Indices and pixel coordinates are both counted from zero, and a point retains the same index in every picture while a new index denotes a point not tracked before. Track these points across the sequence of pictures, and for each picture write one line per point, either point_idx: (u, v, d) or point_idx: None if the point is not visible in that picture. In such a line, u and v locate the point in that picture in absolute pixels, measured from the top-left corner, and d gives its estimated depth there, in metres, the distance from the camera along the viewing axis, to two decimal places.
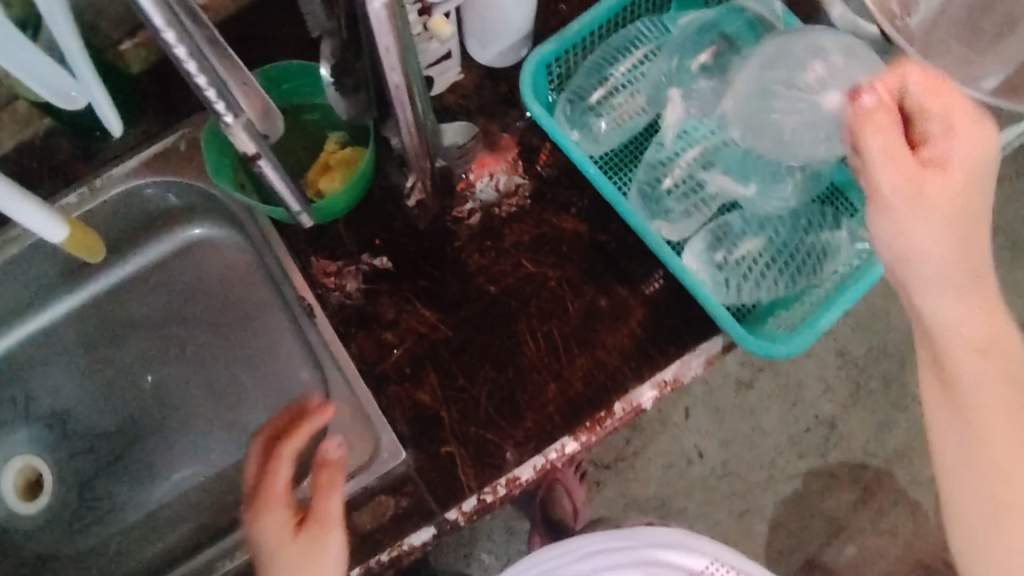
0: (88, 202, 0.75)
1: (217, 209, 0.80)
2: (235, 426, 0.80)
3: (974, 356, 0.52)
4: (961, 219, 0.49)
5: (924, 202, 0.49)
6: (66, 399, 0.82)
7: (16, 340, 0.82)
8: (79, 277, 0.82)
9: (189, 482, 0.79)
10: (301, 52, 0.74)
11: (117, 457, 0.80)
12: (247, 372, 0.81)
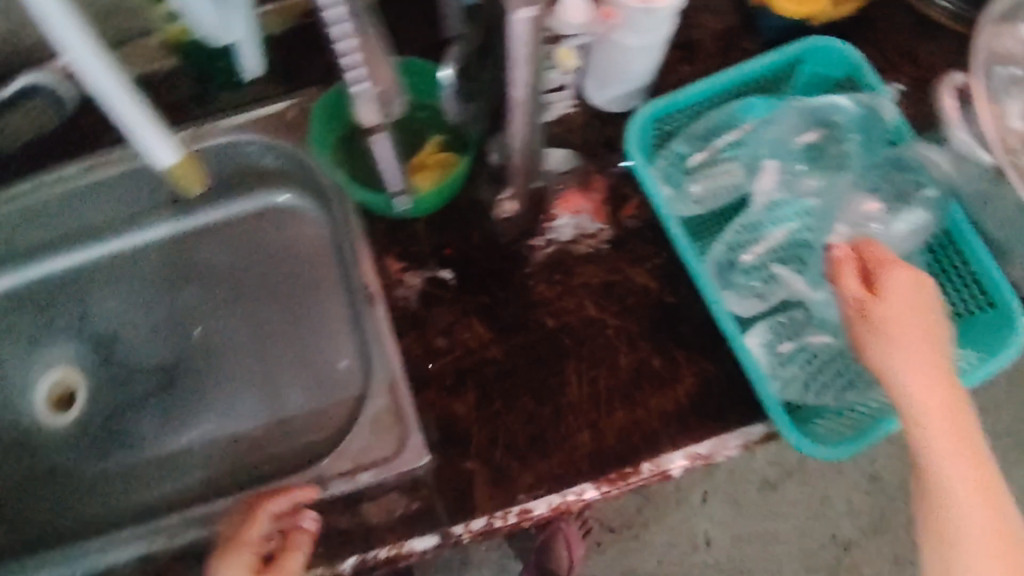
0: (189, 144, 0.77)
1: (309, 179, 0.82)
2: (271, 389, 0.81)
3: (953, 475, 0.56)
4: (921, 325, 0.59)
5: (892, 331, 0.58)
6: (120, 324, 0.85)
7: (89, 257, 0.85)
8: (164, 212, 0.86)
9: (213, 433, 0.80)
10: (427, 53, 0.77)
11: (153, 391, 0.82)
12: (295, 344, 0.82)
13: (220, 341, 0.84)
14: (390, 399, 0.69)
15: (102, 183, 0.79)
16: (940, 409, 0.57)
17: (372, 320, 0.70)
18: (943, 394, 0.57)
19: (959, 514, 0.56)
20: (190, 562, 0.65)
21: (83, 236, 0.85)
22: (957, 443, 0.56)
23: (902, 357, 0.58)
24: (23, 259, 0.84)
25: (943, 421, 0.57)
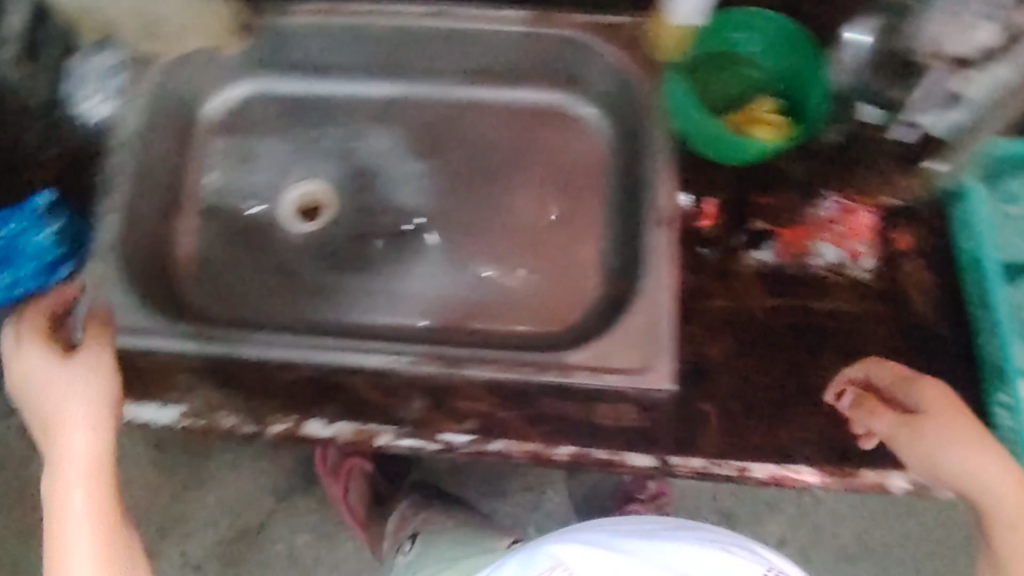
0: (518, 26, 0.79)
1: (626, 105, 0.80)
2: (506, 272, 0.80)
3: None
4: (910, 382, 0.63)
5: (947, 438, 0.59)
6: (379, 163, 0.86)
7: (376, 92, 0.87)
8: (463, 78, 0.85)
9: (440, 290, 0.80)
10: (781, 22, 0.76)
11: (389, 235, 0.82)
12: (538, 239, 0.81)
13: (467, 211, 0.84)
14: (649, 319, 0.69)
15: (429, 31, 0.80)
16: (961, 425, 0.59)
17: (654, 242, 0.71)
18: (950, 416, 0.60)
19: None
20: (424, 389, 0.69)
21: (375, 69, 0.85)
22: (971, 454, 0.58)
23: (940, 430, 0.59)
24: (310, 71, 0.85)
25: (965, 459, 0.58)
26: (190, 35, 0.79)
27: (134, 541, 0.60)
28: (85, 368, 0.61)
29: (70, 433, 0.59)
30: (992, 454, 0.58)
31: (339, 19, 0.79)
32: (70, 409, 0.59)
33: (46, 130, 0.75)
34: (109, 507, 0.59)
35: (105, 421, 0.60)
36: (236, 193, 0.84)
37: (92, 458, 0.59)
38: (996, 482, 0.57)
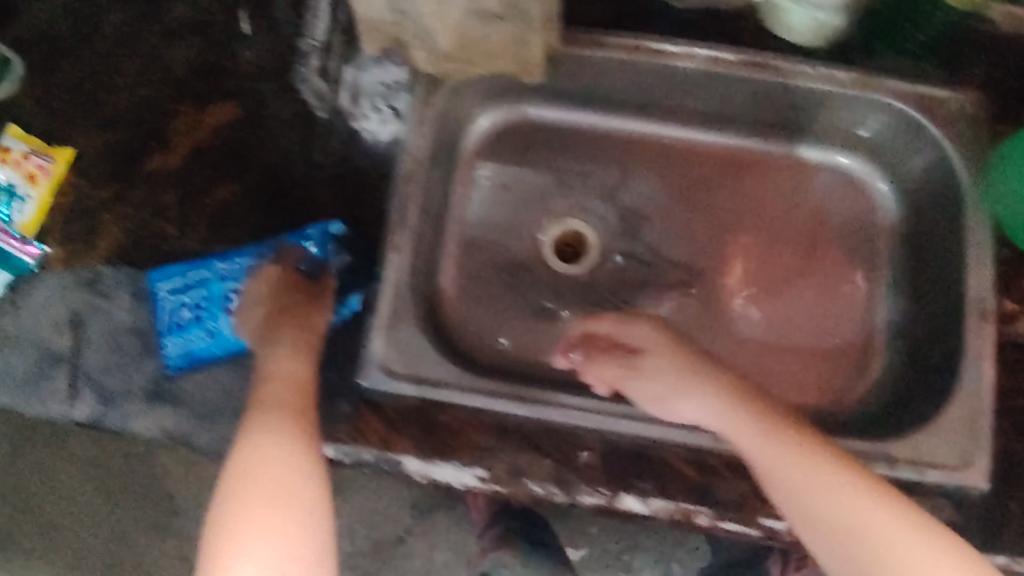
0: (828, 87, 0.70)
1: (937, 194, 0.72)
2: (784, 343, 0.76)
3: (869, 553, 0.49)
4: (733, 395, 0.62)
5: (801, 472, 0.54)
6: (651, 207, 0.79)
7: (651, 134, 0.78)
8: (749, 128, 0.77)
9: (719, 352, 0.75)
10: None
11: (662, 286, 0.78)
12: (813, 305, 0.77)
13: (743, 269, 0.78)
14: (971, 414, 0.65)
15: (727, 82, 0.71)
16: (810, 445, 0.56)
17: (976, 337, 0.66)
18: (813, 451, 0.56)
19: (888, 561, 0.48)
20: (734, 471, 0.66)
21: (657, 107, 0.76)
22: (845, 494, 0.52)
23: (784, 451, 0.56)
24: (582, 101, 0.76)
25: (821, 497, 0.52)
26: (494, 62, 0.68)
27: (320, 483, 0.54)
28: (285, 349, 0.63)
29: (254, 415, 0.58)
30: (874, 500, 0.51)
31: (645, 59, 0.69)
32: (285, 377, 0.61)
33: (330, 147, 0.71)
34: (297, 459, 0.54)
35: (299, 433, 0.55)
36: (497, 227, 0.78)
37: (295, 384, 0.60)
38: (836, 484, 0.53)
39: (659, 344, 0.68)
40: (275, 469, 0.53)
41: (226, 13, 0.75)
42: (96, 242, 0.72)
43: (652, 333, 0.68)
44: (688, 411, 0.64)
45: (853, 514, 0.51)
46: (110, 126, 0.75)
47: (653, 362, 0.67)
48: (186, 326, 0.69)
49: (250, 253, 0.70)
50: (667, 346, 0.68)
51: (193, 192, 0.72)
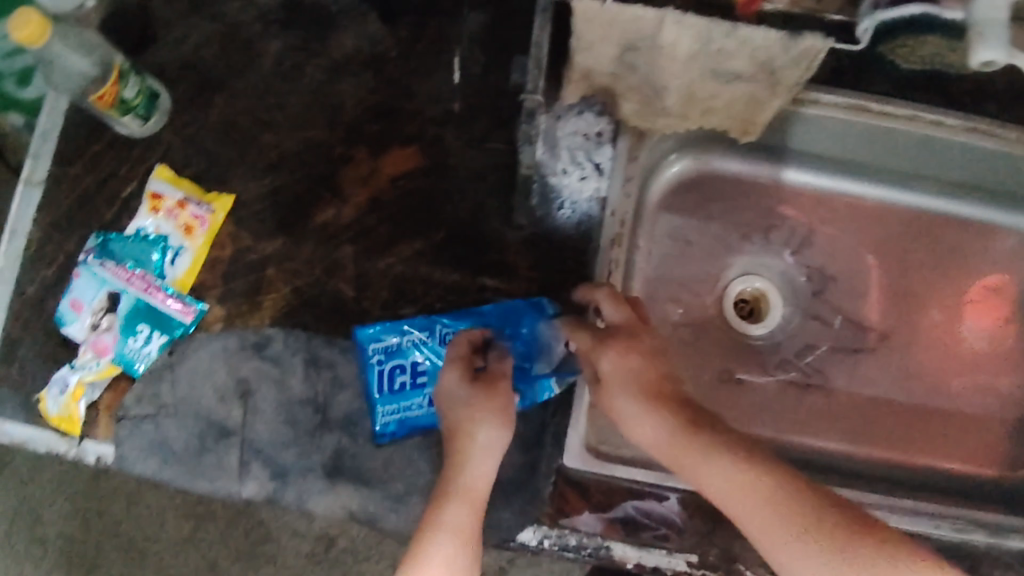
0: None
1: None
2: (965, 412, 0.75)
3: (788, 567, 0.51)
4: (715, 483, 0.55)
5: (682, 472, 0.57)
6: (832, 264, 0.76)
7: (842, 191, 0.75)
8: (946, 191, 0.74)
9: (900, 418, 0.74)
10: None
11: (844, 348, 0.75)
12: (993, 372, 0.75)
13: (925, 331, 0.76)
14: None
15: (937, 141, 0.68)
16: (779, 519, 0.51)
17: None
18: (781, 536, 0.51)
19: None
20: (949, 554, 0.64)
21: (848, 163, 0.73)
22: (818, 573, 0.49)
23: (784, 544, 0.51)
24: (776, 154, 0.73)
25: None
26: (711, 118, 0.65)
27: None
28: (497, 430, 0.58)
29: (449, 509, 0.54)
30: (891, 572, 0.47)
31: (865, 119, 0.67)
32: (471, 493, 0.55)
33: (529, 209, 0.65)
34: None
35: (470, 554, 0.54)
36: (675, 283, 0.74)
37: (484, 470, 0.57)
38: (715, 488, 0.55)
39: (669, 445, 0.57)
40: None
41: (404, 49, 0.69)
42: (261, 301, 0.66)
43: (660, 430, 0.58)
44: (708, 487, 0.55)
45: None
46: (272, 171, 0.68)
47: (692, 467, 0.56)
48: (405, 393, 0.64)
49: (470, 319, 0.64)
50: (637, 385, 0.59)
51: (370, 250, 0.66)
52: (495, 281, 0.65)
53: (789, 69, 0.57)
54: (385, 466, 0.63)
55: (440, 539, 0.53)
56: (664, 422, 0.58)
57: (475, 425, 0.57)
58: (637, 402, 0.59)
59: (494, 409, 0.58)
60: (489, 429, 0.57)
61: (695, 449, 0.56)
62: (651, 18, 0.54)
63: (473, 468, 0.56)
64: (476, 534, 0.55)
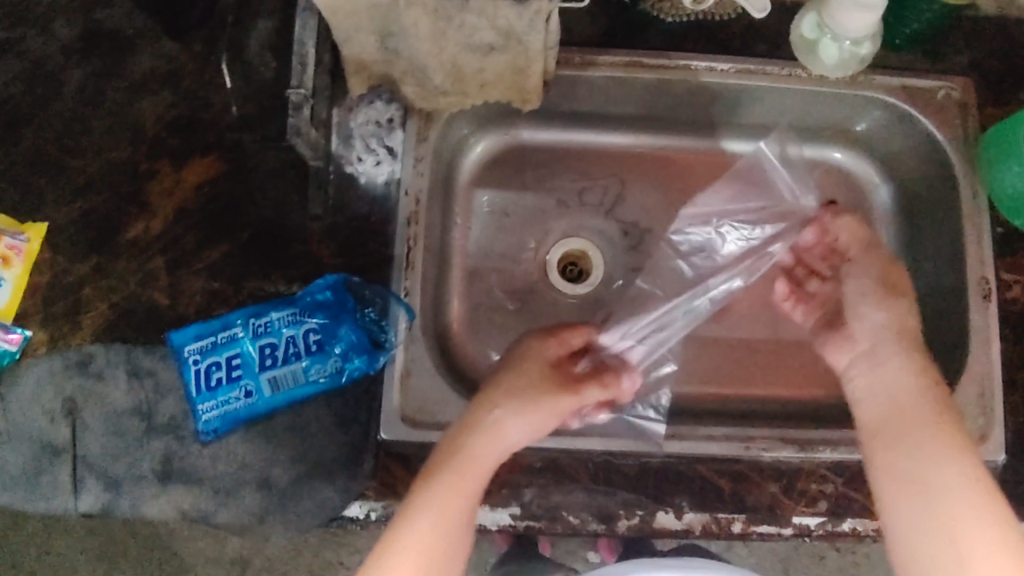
0: (813, 83, 0.71)
1: (928, 181, 0.74)
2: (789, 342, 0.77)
3: (936, 456, 0.53)
4: (912, 408, 0.56)
5: (899, 345, 0.61)
6: (648, 218, 0.79)
7: (643, 145, 0.79)
8: (734, 132, 0.79)
9: (725, 357, 0.77)
10: None
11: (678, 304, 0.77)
12: None
13: None
14: (987, 389, 0.68)
15: (717, 87, 0.72)
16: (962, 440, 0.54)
17: (982, 317, 0.69)
18: (925, 455, 0.54)
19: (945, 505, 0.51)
20: (767, 474, 0.67)
21: (642, 119, 0.77)
22: (917, 489, 0.53)
23: (928, 443, 0.54)
24: (577, 120, 0.77)
25: (906, 483, 0.53)
26: (490, 91, 0.68)
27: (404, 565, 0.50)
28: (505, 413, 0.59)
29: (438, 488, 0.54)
30: (978, 530, 0.49)
31: (642, 75, 0.70)
32: (486, 468, 0.56)
33: (326, 197, 0.68)
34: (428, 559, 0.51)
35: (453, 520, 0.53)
36: (497, 256, 0.77)
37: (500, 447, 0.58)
38: (926, 388, 0.58)
39: (887, 329, 0.62)
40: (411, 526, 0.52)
41: (199, 62, 0.72)
42: (81, 320, 0.68)
43: (890, 317, 0.63)
44: (888, 379, 0.60)
45: (938, 532, 0.50)
46: (82, 194, 0.70)
47: (893, 362, 0.60)
48: (221, 388, 0.65)
49: (283, 307, 0.66)
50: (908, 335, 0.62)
51: (181, 258, 0.68)
52: (302, 272, 0.68)
53: (530, 34, 0.60)
54: (212, 462, 0.65)
55: (447, 495, 0.54)
56: (891, 309, 0.63)
57: (505, 410, 0.59)
58: (874, 284, 0.66)
59: (553, 391, 0.62)
60: (514, 419, 0.58)
61: (917, 352, 0.60)
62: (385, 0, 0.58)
63: (492, 437, 0.57)
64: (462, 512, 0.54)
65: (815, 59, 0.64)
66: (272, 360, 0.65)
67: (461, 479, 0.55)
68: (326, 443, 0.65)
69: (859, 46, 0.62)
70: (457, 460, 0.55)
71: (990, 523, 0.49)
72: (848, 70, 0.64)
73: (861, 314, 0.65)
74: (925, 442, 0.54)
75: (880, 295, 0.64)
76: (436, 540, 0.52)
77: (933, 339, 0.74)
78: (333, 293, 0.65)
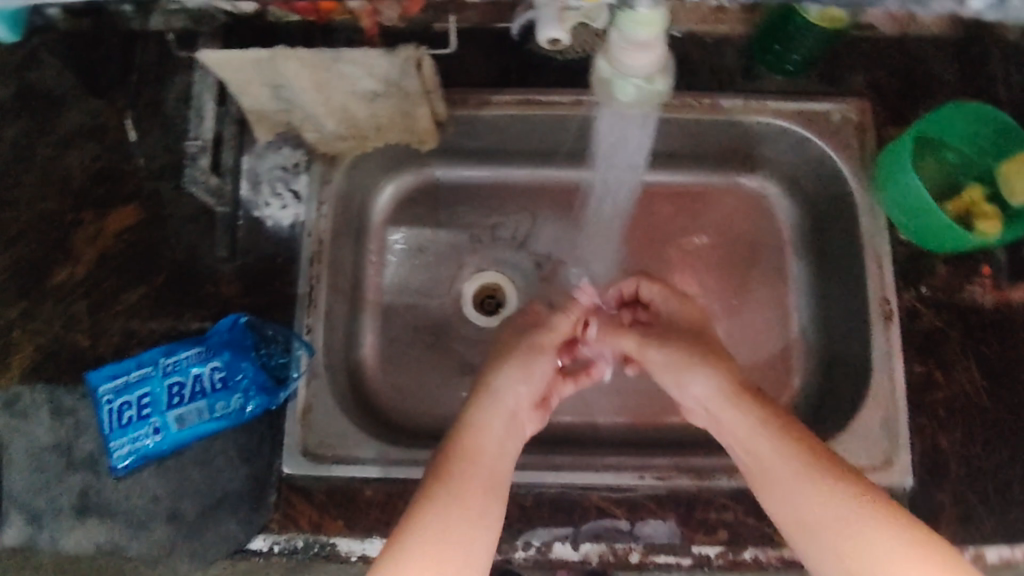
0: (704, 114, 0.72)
1: (835, 204, 0.74)
2: None
3: (808, 497, 0.54)
4: (807, 516, 0.53)
5: (737, 405, 0.61)
6: (560, 251, 0.81)
7: (554, 178, 0.81)
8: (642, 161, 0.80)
9: (634, 385, 0.78)
10: (966, 95, 0.71)
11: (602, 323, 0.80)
12: (731, 327, 0.78)
13: (728, 291, 0.79)
14: (889, 414, 0.67)
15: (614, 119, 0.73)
16: (824, 481, 0.54)
17: (884, 338, 0.68)
18: (835, 494, 0.53)
19: (843, 537, 0.51)
20: (665, 504, 0.67)
21: (550, 154, 0.80)
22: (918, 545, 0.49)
23: (807, 503, 0.54)
24: (487, 157, 0.80)
25: (811, 538, 0.53)
26: (387, 134, 0.71)
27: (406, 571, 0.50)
28: (506, 408, 0.65)
29: (446, 487, 0.56)
30: (858, 515, 0.51)
31: (537, 111, 0.72)
32: (488, 473, 0.58)
33: (234, 241, 0.72)
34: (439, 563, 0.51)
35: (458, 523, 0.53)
36: (413, 291, 0.79)
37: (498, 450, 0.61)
38: (793, 459, 0.56)
39: (709, 395, 0.64)
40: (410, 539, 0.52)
41: (122, 115, 0.76)
42: (9, 361, 0.71)
43: (707, 383, 0.64)
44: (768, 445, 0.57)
45: None
46: (11, 245, 0.74)
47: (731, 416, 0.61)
48: (132, 425, 0.66)
49: (190, 346, 0.69)
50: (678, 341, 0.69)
51: (100, 301, 0.72)
52: (211, 312, 0.71)
53: (406, 79, 0.64)
54: (126, 497, 0.66)
55: (457, 491, 0.55)
56: (711, 374, 0.64)
57: (489, 421, 0.63)
58: (677, 358, 0.67)
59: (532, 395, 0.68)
60: (503, 428, 0.63)
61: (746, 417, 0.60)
62: (265, 56, 0.61)
63: (490, 438, 0.61)
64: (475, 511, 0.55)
65: (610, 92, 0.49)
66: (180, 398, 0.68)
67: (472, 470, 0.58)
68: (229, 478, 0.67)
69: (653, 83, 0.47)
70: (462, 458, 0.58)
71: (898, 538, 0.49)
72: (649, 106, 0.51)
73: (684, 384, 0.66)
74: (799, 483, 0.54)
75: (679, 376, 0.66)
76: (443, 530, 0.53)
77: (845, 362, 0.73)
78: (235, 331, 0.69)
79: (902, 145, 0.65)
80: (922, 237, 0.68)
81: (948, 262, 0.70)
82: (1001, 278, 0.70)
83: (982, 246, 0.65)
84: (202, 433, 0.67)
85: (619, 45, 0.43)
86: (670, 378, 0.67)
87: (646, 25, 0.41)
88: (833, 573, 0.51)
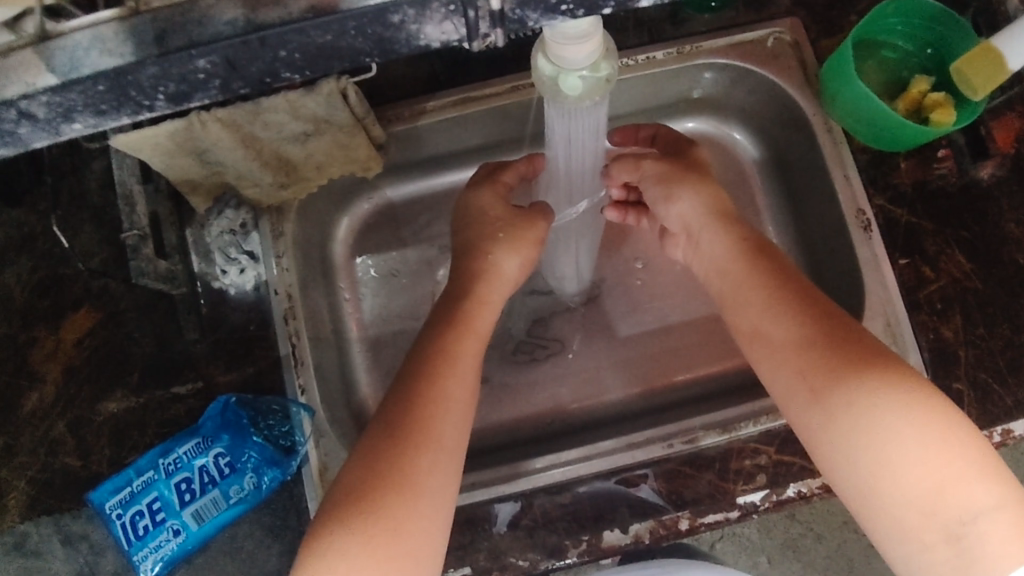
0: (640, 71, 0.71)
1: (789, 126, 0.73)
2: (700, 324, 0.76)
3: (784, 350, 0.55)
4: (789, 361, 0.54)
5: (713, 232, 0.64)
6: None
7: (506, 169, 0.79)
8: None
9: (638, 354, 0.76)
10: None
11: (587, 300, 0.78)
12: None
13: None
14: (893, 320, 0.65)
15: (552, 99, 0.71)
16: (805, 333, 0.54)
17: (870, 248, 0.67)
18: (816, 342, 0.53)
19: (815, 383, 0.52)
20: (699, 463, 0.67)
21: (496, 147, 0.77)
22: (951, 441, 0.46)
23: (784, 360, 0.54)
24: (434, 165, 0.78)
25: (786, 389, 0.54)
26: (329, 170, 0.68)
27: (354, 543, 0.48)
28: (462, 331, 0.60)
29: (410, 449, 0.52)
30: (857, 380, 0.50)
31: (473, 109, 0.70)
32: (455, 422, 0.55)
33: (201, 321, 0.69)
34: (395, 527, 0.49)
35: (417, 488, 0.50)
36: (394, 318, 0.77)
37: (464, 383, 0.57)
38: (778, 308, 0.56)
39: (694, 212, 0.66)
40: (373, 503, 0.49)
41: (50, 219, 0.72)
42: (5, 502, 0.67)
43: (690, 201, 0.66)
44: (752, 306, 0.58)
45: (864, 426, 0.48)
46: None
47: (704, 233, 0.65)
48: (150, 534, 0.65)
49: (187, 440, 0.66)
50: (676, 164, 0.68)
51: (80, 417, 0.68)
52: (198, 398, 0.68)
53: (336, 112, 0.61)
54: None
55: (410, 492, 0.50)
56: (695, 193, 0.66)
57: (448, 389, 0.56)
58: (671, 170, 0.68)
59: (494, 295, 0.65)
60: (471, 354, 0.59)
61: (743, 269, 0.60)
62: (181, 125, 0.57)
63: (461, 378, 0.57)
64: (434, 463, 0.52)
65: (554, 92, 0.47)
66: (191, 495, 0.65)
67: (446, 410, 0.54)
68: (263, 555, 0.66)
69: (599, 71, 0.45)
70: (413, 443, 0.52)
71: (868, 382, 0.50)
72: (596, 99, 0.49)
73: (670, 199, 0.67)
74: (782, 340, 0.55)
75: (667, 189, 0.67)
76: (389, 543, 0.48)
77: (834, 277, 0.72)
78: (228, 413, 0.66)
79: (843, 53, 0.64)
80: (881, 140, 0.67)
81: (911, 156, 0.70)
82: (963, 158, 0.70)
83: (939, 135, 0.65)
84: (220, 524, 0.66)
85: (556, 41, 0.41)
86: (657, 190, 0.68)
87: (583, 21, 0.39)
88: (806, 423, 0.52)
